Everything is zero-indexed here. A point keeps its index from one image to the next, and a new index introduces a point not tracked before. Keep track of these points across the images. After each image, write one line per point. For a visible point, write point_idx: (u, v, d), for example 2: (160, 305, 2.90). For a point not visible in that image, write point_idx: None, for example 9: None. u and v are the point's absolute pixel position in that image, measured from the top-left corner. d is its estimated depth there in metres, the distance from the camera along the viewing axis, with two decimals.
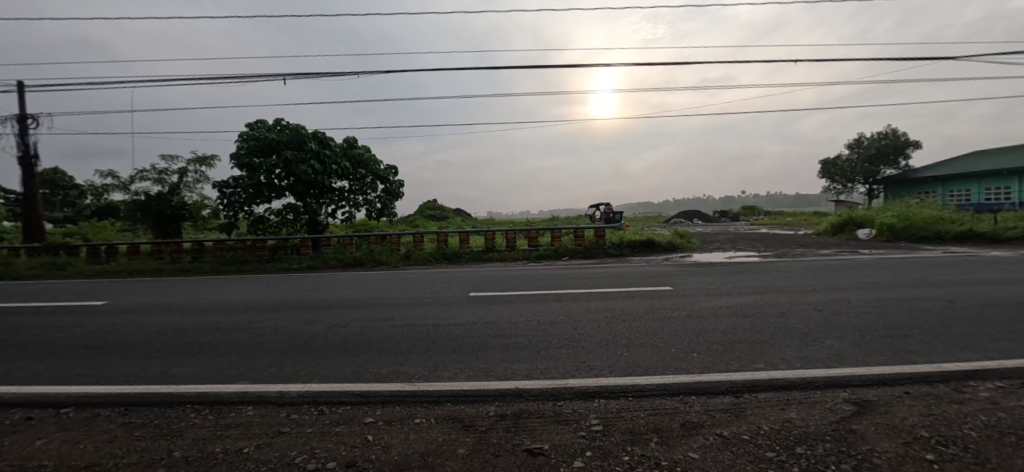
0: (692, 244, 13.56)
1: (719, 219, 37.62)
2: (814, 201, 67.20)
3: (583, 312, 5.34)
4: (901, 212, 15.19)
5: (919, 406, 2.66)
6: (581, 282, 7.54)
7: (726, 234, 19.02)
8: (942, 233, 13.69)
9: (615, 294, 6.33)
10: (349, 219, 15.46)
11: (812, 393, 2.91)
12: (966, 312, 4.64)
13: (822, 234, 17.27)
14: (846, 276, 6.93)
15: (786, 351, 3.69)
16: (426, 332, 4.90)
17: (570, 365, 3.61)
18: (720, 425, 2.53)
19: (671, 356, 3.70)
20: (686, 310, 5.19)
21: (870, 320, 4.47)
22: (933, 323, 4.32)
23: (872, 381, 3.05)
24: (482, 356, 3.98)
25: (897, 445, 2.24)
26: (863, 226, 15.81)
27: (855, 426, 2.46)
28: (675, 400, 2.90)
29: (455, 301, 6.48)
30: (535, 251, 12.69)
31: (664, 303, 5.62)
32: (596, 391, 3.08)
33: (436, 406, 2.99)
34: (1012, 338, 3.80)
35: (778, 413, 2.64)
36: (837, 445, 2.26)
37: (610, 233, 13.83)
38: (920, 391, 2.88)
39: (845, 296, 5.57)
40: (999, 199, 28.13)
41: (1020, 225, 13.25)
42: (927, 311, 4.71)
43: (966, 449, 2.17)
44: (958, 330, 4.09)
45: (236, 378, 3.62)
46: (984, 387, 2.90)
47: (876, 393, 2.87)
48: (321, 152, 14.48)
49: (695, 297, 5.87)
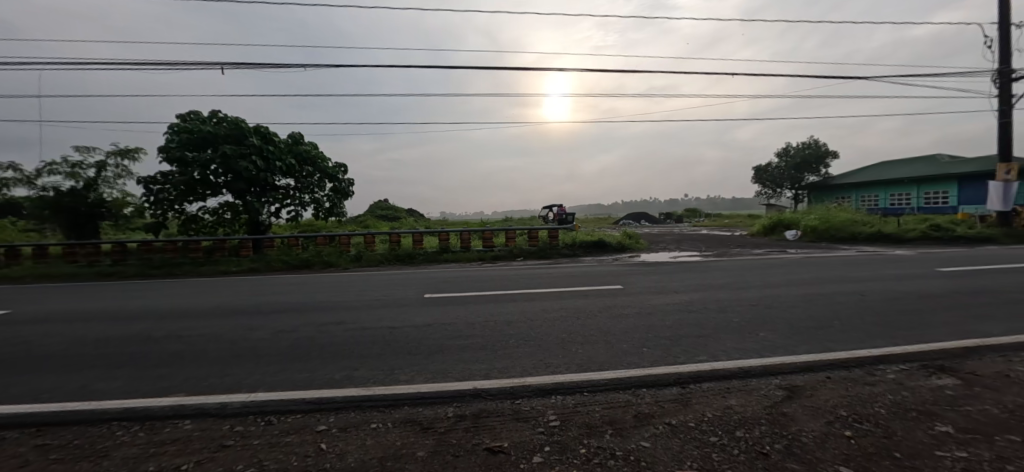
0: (640, 244, 14.18)
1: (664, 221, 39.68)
2: (747, 204, 73.06)
3: (539, 311, 5.44)
4: (821, 214, 16.84)
5: (838, 388, 2.98)
6: (536, 282, 7.63)
7: (670, 235, 20.04)
8: (855, 235, 15.30)
9: (569, 293, 6.50)
10: (294, 218, 14.74)
11: (749, 381, 3.16)
12: (875, 304, 5.25)
13: (755, 234, 18.70)
14: (777, 274, 7.55)
15: (725, 343, 3.98)
16: (380, 335, 4.77)
17: (527, 363, 3.68)
18: (670, 415, 2.69)
19: (622, 351, 3.86)
20: (635, 307, 5.44)
21: (797, 313, 4.91)
22: (848, 314, 4.85)
23: (800, 368, 3.35)
24: (440, 357, 3.95)
25: (822, 425, 2.49)
26: (791, 228, 17.30)
27: (785, 409, 2.70)
28: (628, 393, 3.04)
29: (410, 302, 6.37)
30: (490, 252, 12.69)
31: (617, 301, 5.84)
32: (553, 388, 3.16)
33: (393, 410, 2.94)
34: (913, 327, 4.34)
35: (719, 401, 2.85)
36: (771, 427, 2.48)
37: (563, 233, 14.15)
38: (838, 375, 3.22)
39: (775, 291, 6.09)
40: (902, 204, 31.90)
41: (918, 226, 15.13)
42: (844, 304, 5.26)
43: (877, 425, 2.46)
44: (869, 320, 4.61)
45: (171, 389, 3.35)
46: (889, 369, 3.32)
47: (803, 379, 3.17)
48: (264, 148, 13.63)
49: (645, 295, 6.16)
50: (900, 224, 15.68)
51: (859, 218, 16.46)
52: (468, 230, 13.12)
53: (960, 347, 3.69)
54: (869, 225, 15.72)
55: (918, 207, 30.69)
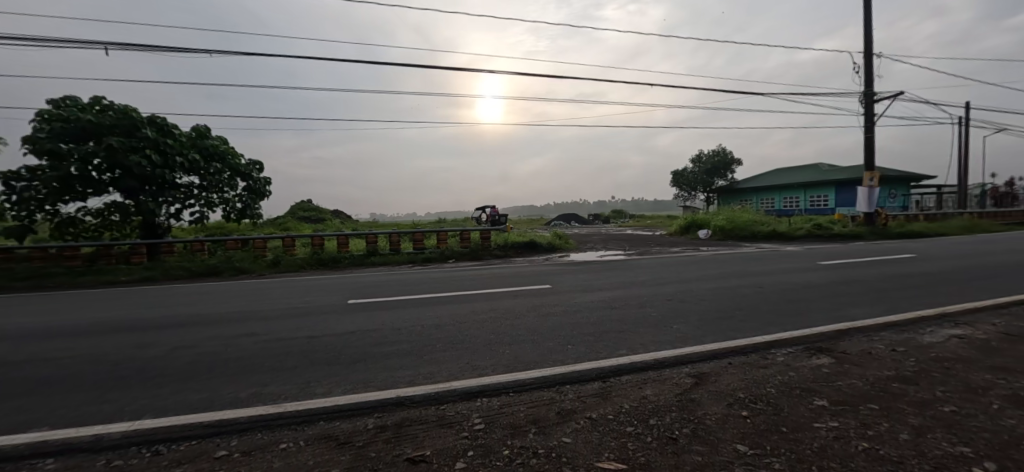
0: (569, 244, 14.68)
1: (593, 222, 41.48)
2: (666, 206, 79.00)
3: (468, 313, 5.38)
4: (728, 215, 18.64)
5: (738, 372, 3.29)
6: (467, 284, 7.55)
7: (598, 235, 20.96)
8: (756, 234, 17.13)
9: (500, 294, 6.52)
10: (199, 220, 13.26)
11: (663, 371, 3.37)
12: (768, 295, 5.90)
13: (673, 234, 20.20)
14: (690, 270, 8.18)
15: (644, 336, 4.22)
16: (297, 346, 4.43)
17: (454, 366, 3.62)
18: (590, 409, 2.78)
19: (549, 350, 3.94)
20: (562, 306, 5.59)
21: (706, 306, 5.36)
22: (748, 305, 5.39)
23: (707, 356, 3.65)
24: (362, 366, 3.74)
25: (723, 407, 2.72)
26: (703, 227, 18.94)
27: (693, 395, 2.92)
28: (553, 390, 3.10)
29: (332, 309, 5.99)
30: (420, 254, 12.35)
31: (545, 300, 5.97)
32: (478, 390, 3.13)
33: (306, 426, 2.72)
34: (798, 314, 4.93)
35: (635, 392, 3.00)
36: (680, 413, 2.66)
37: (495, 234, 14.21)
38: (738, 360, 3.55)
39: (688, 286, 6.60)
40: (792, 206, 36.33)
41: (804, 225, 17.40)
42: (745, 296, 5.84)
43: (768, 404, 2.74)
44: (764, 309, 5.16)
45: (30, 424, 2.82)
46: (778, 352, 3.73)
47: (709, 366, 3.45)
48: (162, 141, 12.10)
49: (572, 294, 6.36)
50: (791, 224, 17.82)
51: (758, 218, 18.48)
52: (397, 232, 12.69)
53: (833, 330, 4.25)
54: (766, 225, 17.68)
55: (805, 209, 35.16)
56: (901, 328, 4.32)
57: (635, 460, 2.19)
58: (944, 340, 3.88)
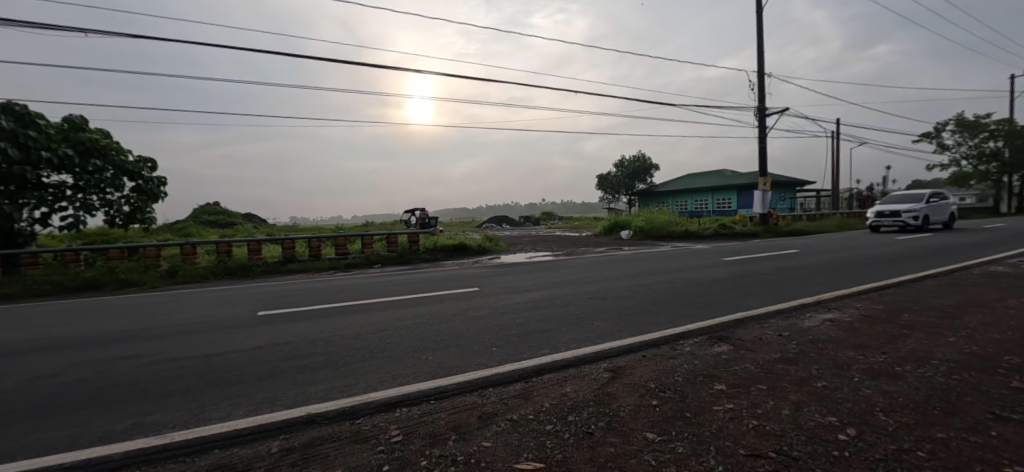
0: (499, 246, 14.80)
1: (524, 224, 42.26)
2: (593, 208, 82.93)
3: (391, 320, 5.17)
4: (646, 216, 20.01)
5: (650, 364, 3.50)
6: (393, 289, 7.27)
7: (528, 237, 21.36)
8: (670, 233, 18.56)
9: (426, 298, 6.36)
10: (74, 225, 11.37)
11: (582, 368, 3.49)
12: (679, 290, 6.39)
13: (597, 234, 21.20)
14: (613, 269, 8.61)
15: (566, 335, 4.35)
16: (192, 366, 3.94)
17: (375, 377, 3.45)
18: (512, 410, 2.79)
19: (473, 353, 3.91)
20: (489, 309, 5.58)
21: (624, 303, 5.66)
22: (661, 300, 5.79)
23: (623, 350, 3.85)
24: (269, 384, 3.42)
25: (635, 398, 2.87)
26: (624, 228, 20.12)
27: (609, 388, 3.05)
28: (475, 394, 3.07)
29: (238, 323, 5.44)
30: (344, 260, 11.69)
31: (472, 303, 5.93)
32: (398, 400, 3.01)
33: (197, 457, 2.42)
34: (703, 306, 5.39)
35: (556, 390, 3.07)
36: (597, 407, 2.77)
37: (424, 237, 13.90)
38: (651, 353, 3.78)
39: (609, 284, 6.94)
40: (702, 208, 39.95)
41: (711, 225, 19.19)
42: (659, 292, 6.27)
43: (674, 392, 2.94)
44: (674, 303, 5.58)
45: None
46: (686, 343, 4.03)
47: (625, 360, 3.63)
48: (21, 133, 10.21)
49: (499, 296, 6.39)
50: (701, 224, 19.54)
51: (672, 219, 20.05)
52: (317, 237, 11.89)
53: (732, 319, 4.70)
54: (679, 225, 19.23)
55: (712, 211, 38.85)
56: (786, 315, 4.90)
57: (552, 457, 2.22)
58: (818, 323, 4.46)
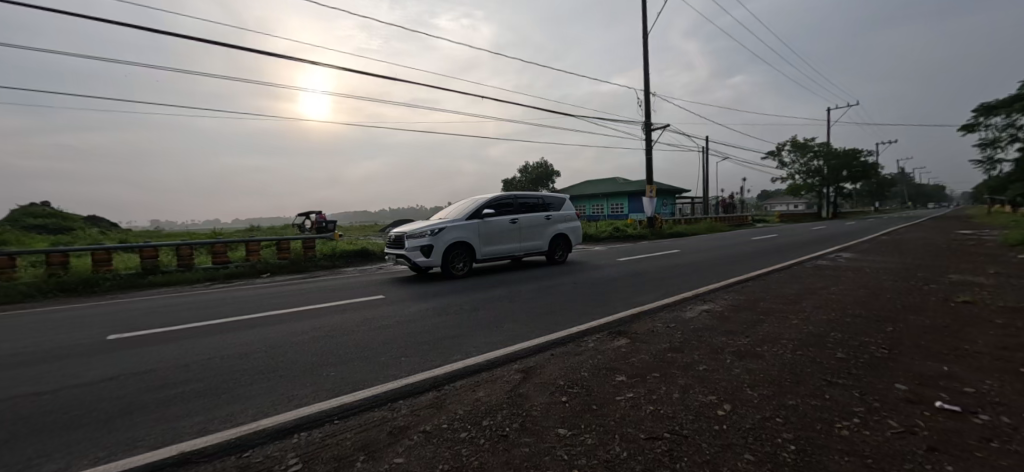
0: None
1: (430, 228, 41.39)
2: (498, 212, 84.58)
3: (285, 336, 4.66)
4: None
5: (559, 362, 3.65)
6: (285, 301, 6.57)
7: (434, 241, 20.98)
8: None
9: (326, 309, 5.86)
10: None
11: (494, 371, 3.51)
12: (581, 290, 6.80)
13: None
14: (520, 272, 8.84)
15: (478, 339, 4.35)
16: (12, 408, 3.11)
17: (266, 401, 3.07)
18: (425, 422, 2.69)
19: (381, 365, 3.70)
20: (396, 317, 5.34)
21: (531, 304, 5.85)
22: (565, 300, 6.10)
23: (533, 351, 3.96)
24: (127, 422, 2.84)
25: (546, 396, 2.97)
26: None
27: (522, 389, 3.11)
28: (384, 409, 2.90)
29: (79, 350, 4.43)
30: (223, 269, 10.25)
31: (378, 312, 5.62)
32: (295, 425, 2.71)
33: None
34: (603, 304, 5.80)
35: (469, 396, 3.04)
36: (510, 409, 2.80)
37: (321, 243, 12.85)
38: (559, 351, 3.95)
39: (517, 287, 7.11)
40: (598, 212, 43.12)
41: (607, 228, 20.83)
42: (563, 292, 6.60)
43: (581, 387, 3.11)
44: (578, 302, 5.92)
45: None
46: (590, 339, 4.30)
47: (534, 360, 3.74)
48: None
49: (406, 303, 6.15)
50: (598, 227, 21.11)
51: None
52: (189, 243, 10.24)
53: (628, 314, 5.14)
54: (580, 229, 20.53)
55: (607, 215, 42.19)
56: (671, 308, 5.51)
57: (468, 465, 2.19)
58: (697, 314, 5.10)
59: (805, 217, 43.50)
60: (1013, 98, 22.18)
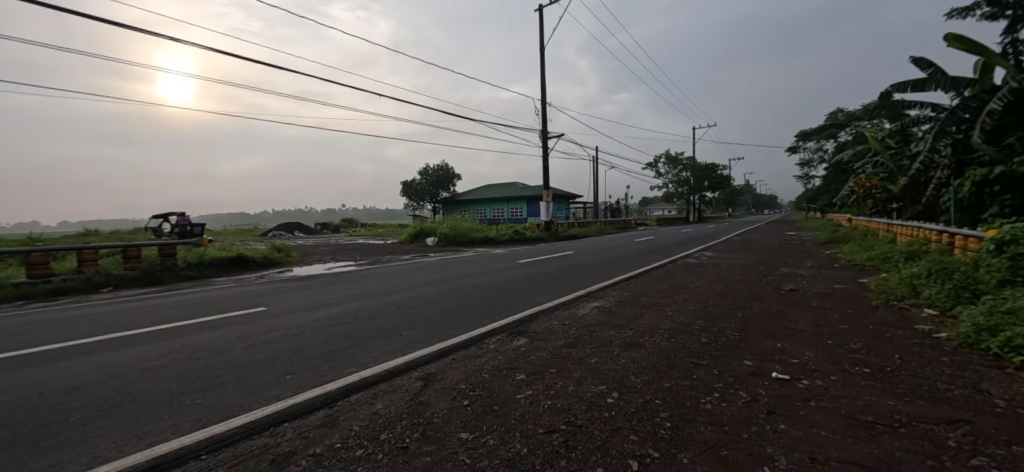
0: (292, 257, 12.98)
1: (320, 231, 38.09)
2: (397, 215, 81.64)
3: (135, 361, 3.89)
4: (450, 223, 20.85)
5: (460, 366, 3.63)
6: (133, 320, 5.48)
7: (325, 245, 19.40)
8: (472, 240, 19.87)
9: (191, 326, 5.04)
10: None
11: (393, 381, 3.35)
12: (482, 292, 6.88)
13: (402, 241, 20.86)
14: (420, 276, 8.61)
15: (375, 348, 4.13)
16: None
17: (104, 443, 2.51)
18: (315, 444, 2.46)
19: (262, 385, 3.30)
20: (281, 330, 4.82)
21: (432, 309, 5.74)
22: (467, 303, 6.11)
23: (433, 357, 3.87)
24: None
25: (448, 402, 2.93)
26: (429, 235, 20.44)
27: (422, 397, 3.03)
28: (265, 435, 2.57)
29: None
30: (44, 284, 8.16)
31: (258, 326, 5.01)
32: (147, 467, 2.26)
33: None
34: (503, 305, 5.95)
35: (366, 410, 2.86)
36: (411, 419, 2.69)
37: (183, 249, 11.04)
38: (460, 355, 3.93)
39: (417, 292, 6.91)
40: (498, 215, 44.03)
41: (506, 231, 21.39)
42: (465, 295, 6.61)
43: (484, 389, 3.13)
44: (479, 305, 5.98)
45: None
46: (490, 341, 4.35)
47: (435, 365, 3.67)
48: None
49: (293, 314, 5.59)
50: (498, 230, 21.58)
51: (473, 225, 21.47)
52: None
53: (527, 314, 5.33)
54: (480, 232, 20.77)
55: (507, 218, 43.34)
56: (566, 306, 5.86)
57: None
58: (588, 311, 5.49)
59: (676, 221, 49.86)
60: (819, 128, 28.16)
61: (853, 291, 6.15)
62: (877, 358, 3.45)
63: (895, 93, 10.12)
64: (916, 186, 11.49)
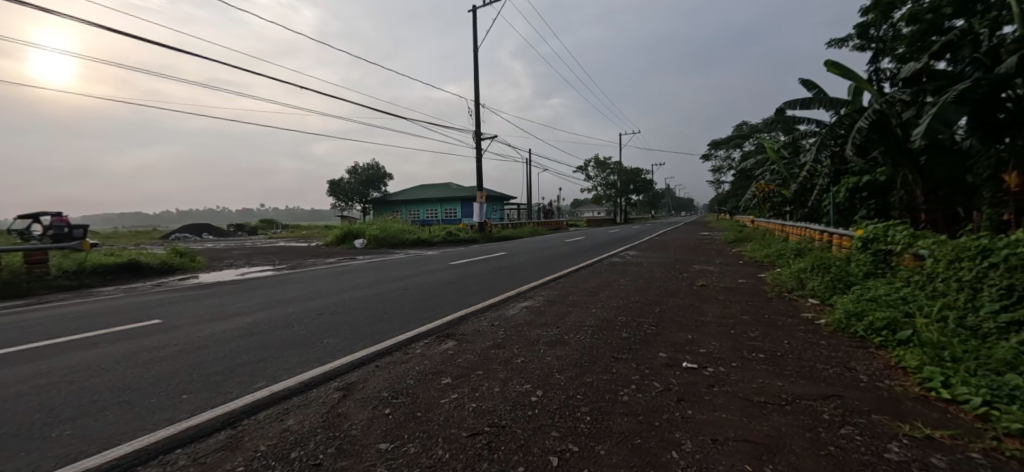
0: (198, 262, 11.70)
1: (233, 233, 34.71)
2: (325, 215, 77.07)
3: None
4: (380, 224, 20.09)
5: (383, 374, 3.48)
6: None
7: (239, 249, 17.74)
8: (404, 241, 19.31)
9: (63, 345, 4.33)
10: None
11: (309, 393, 3.13)
12: (412, 296, 6.69)
13: (328, 243, 19.71)
14: (346, 280, 8.18)
15: (290, 359, 3.84)
16: None
17: None
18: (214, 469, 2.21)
19: (152, 408, 2.91)
20: (180, 344, 4.31)
21: (357, 314, 5.47)
22: (395, 307, 5.91)
23: (355, 365, 3.68)
24: None
25: (368, 412, 2.79)
26: (358, 237, 19.52)
27: (340, 409, 2.85)
28: (151, 465, 2.27)
29: None
30: None
31: (151, 341, 4.43)
32: None
33: None
34: (433, 308, 5.83)
35: (275, 427, 2.63)
36: (326, 433, 2.53)
37: (58, 255, 9.48)
38: (384, 362, 3.77)
39: (341, 297, 6.55)
40: (432, 216, 43.26)
41: (440, 233, 21.09)
42: (393, 299, 6.39)
43: (408, 395, 3.03)
44: (408, 309, 5.81)
45: None
46: (417, 345, 4.24)
47: (357, 374, 3.49)
48: None
49: (195, 326, 5.02)
50: (431, 232, 21.20)
51: (405, 227, 20.87)
52: None
53: (457, 317, 5.26)
54: (412, 233, 20.26)
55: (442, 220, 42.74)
56: (497, 306, 5.89)
57: None
58: (517, 311, 5.56)
59: (604, 222, 52.73)
60: (727, 138, 31.15)
61: (753, 285, 6.87)
62: (770, 344, 3.87)
63: (788, 109, 11.44)
64: (804, 191, 13.12)
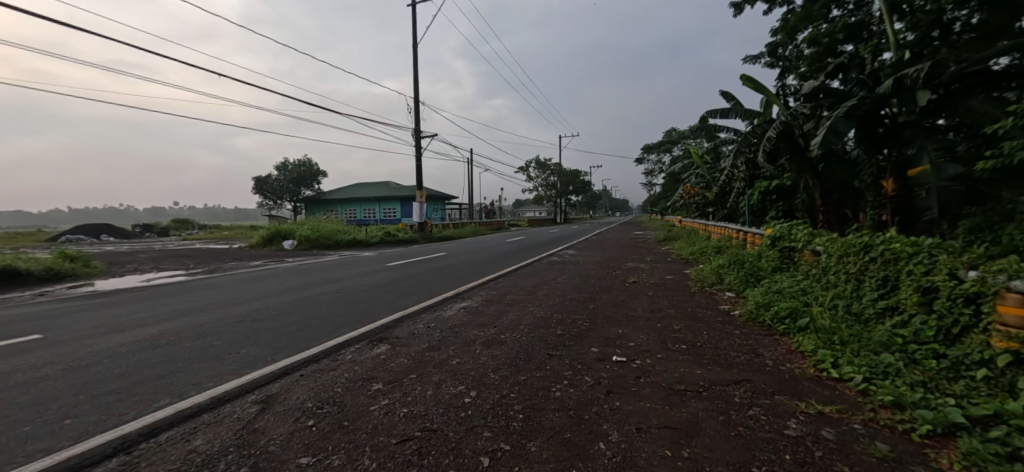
0: (93, 267, 10.32)
1: (138, 234, 30.97)
2: (250, 215, 71.39)
3: None
4: (312, 224, 18.98)
5: (308, 383, 3.27)
6: None
7: (144, 252, 15.88)
8: (338, 242, 18.40)
9: None
10: None
11: (221, 409, 2.87)
12: (344, 299, 6.38)
13: (252, 245, 18.28)
14: (270, 284, 7.61)
15: (201, 372, 3.49)
16: None
17: None
18: None
19: (21, 439, 2.50)
20: (64, 362, 3.76)
21: (282, 321, 5.11)
22: (325, 311, 5.60)
23: (277, 375, 3.43)
24: None
25: (289, 425, 2.61)
26: (287, 237, 18.29)
27: (257, 423, 2.64)
28: None
29: None
30: None
31: (25, 359, 3.82)
32: None
33: None
34: (366, 312, 5.60)
35: (179, 449, 2.38)
36: (240, 452, 2.33)
37: None
38: (310, 370, 3.55)
39: (264, 302, 6.09)
40: (370, 216, 41.66)
41: (377, 233, 20.35)
42: (324, 303, 6.06)
43: (335, 404, 2.88)
44: (339, 313, 5.52)
45: None
46: (348, 351, 4.04)
47: (278, 385, 3.25)
48: None
49: (84, 340, 4.41)
50: (368, 232, 20.41)
51: (339, 227, 19.90)
52: None
53: (391, 320, 5.10)
54: (347, 234, 19.37)
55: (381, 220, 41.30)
56: (434, 308, 5.79)
57: None
58: (455, 312, 5.50)
59: (545, 222, 54.05)
60: (658, 143, 33.17)
61: (678, 280, 7.36)
62: (691, 336, 4.16)
63: (709, 118, 12.38)
64: (723, 194, 14.31)
